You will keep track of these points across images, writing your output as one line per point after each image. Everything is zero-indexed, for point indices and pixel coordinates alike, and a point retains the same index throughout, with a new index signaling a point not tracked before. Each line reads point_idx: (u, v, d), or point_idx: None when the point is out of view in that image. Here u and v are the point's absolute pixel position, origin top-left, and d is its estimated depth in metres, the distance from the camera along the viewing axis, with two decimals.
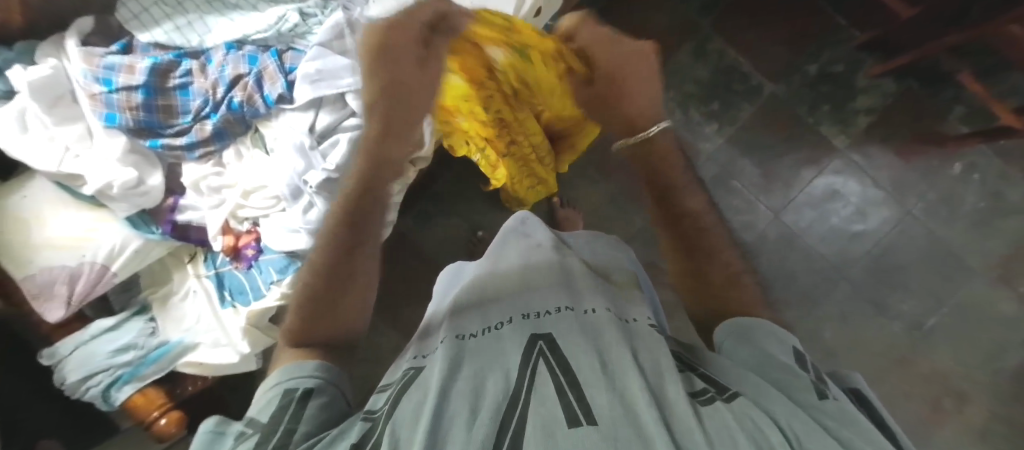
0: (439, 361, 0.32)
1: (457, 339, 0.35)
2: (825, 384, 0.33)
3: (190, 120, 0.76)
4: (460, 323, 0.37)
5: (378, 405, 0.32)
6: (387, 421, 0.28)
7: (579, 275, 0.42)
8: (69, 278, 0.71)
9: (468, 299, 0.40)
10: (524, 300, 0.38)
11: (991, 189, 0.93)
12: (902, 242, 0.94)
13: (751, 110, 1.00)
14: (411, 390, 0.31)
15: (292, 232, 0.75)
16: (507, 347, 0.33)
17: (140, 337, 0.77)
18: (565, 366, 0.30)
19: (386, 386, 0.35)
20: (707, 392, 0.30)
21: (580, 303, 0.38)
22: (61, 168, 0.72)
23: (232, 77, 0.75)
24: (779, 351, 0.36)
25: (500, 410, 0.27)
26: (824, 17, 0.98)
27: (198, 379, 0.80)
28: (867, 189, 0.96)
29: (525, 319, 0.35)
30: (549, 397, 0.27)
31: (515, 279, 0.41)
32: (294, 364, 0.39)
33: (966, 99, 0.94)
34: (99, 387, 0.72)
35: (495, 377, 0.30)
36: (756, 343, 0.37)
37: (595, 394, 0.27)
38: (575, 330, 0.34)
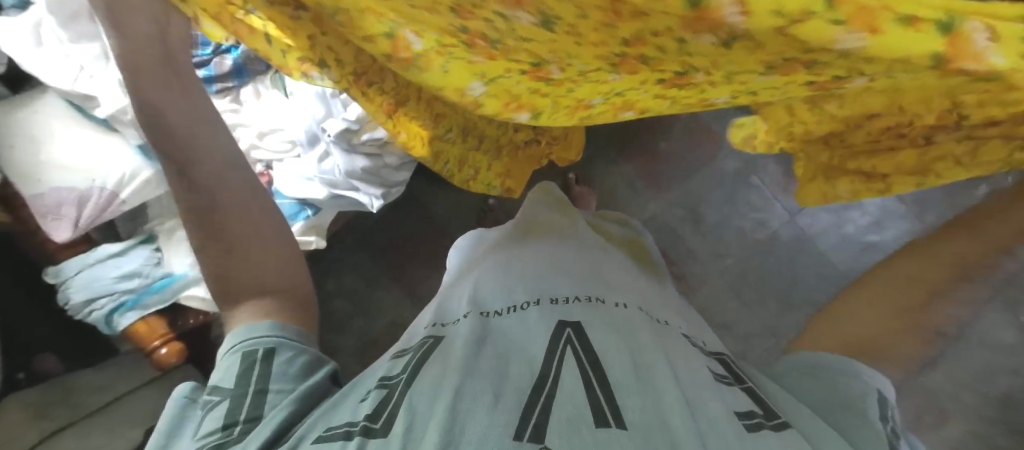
0: (462, 337, 0.31)
1: (481, 316, 0.34)
2: (897, 441, 0.33)
3: (210, 53, 0.73)
4: (486, 298, 0.36)
5: (395, 372, 0.31)
6: (408, 389, 0.28)
7: (610, 269, 0.41)
8: (78, 200, 0.71)
9: (501, 272, 0.39)
10: (553, 281, 0.37)
11: None
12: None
13: None
14: (431, 362, 0.30)
15: (307, 180, 0.75)
16: (533, 330, 0.32)
17: (146, 266, 0.78)
18: (593, 359, 0.28)
19: (403, 352, 0.34)
20: (754, 415, 0.28)
21: (610, 296, 0.36)
22: (74, 87, 0.70)
23: None
24: (850, 387, 0.36)
25: (522, 400, 0.25)
26: None
27: (199, 314, 0.80)
28: (888, 200, 0.95)
29: (552, 303, 0.34)
30: (575, 391, 0.26)
31: (543, 260, 0.40)
32: (250, 322, 0.38)
33: None
34: (102, 312, 0.74)
35: (519, 364, 0.29)
36: (832, 382, 0.37)
37: (625, 397, 0.26)
38: (606, 323, 0.32)
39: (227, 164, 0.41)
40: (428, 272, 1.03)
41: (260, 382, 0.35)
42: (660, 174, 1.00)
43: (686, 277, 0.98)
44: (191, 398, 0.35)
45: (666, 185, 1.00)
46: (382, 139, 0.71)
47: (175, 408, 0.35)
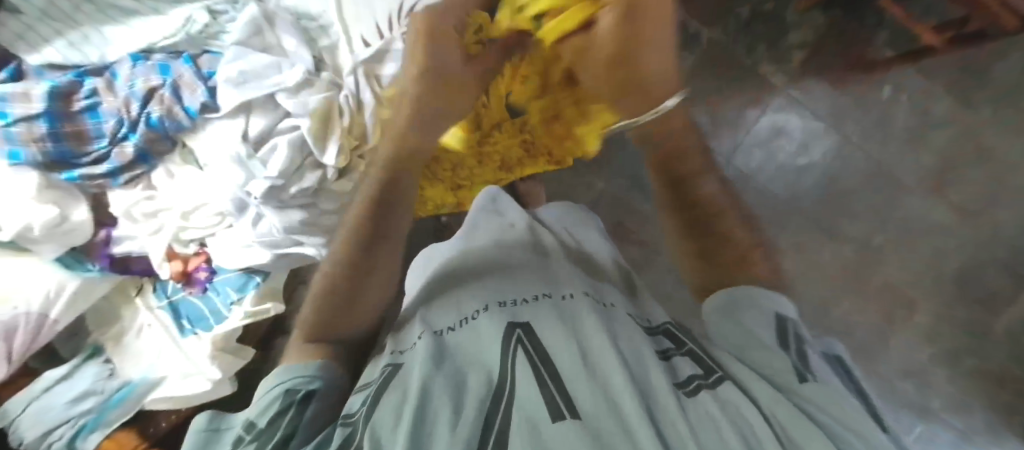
0: (418, 358, 0.31)
1: (435, 334, 0.33)
2: (808, 365, 0.33)
3: (106, 145, 0.69)
4: (437, 317, 0.36)
5: (356, 409, 0.31)
6: (366, 423, 0.27)
7: (556, 263, 0.42)
8: (5, 333, 0.68)
9: (447, 290, 0.39)
10: (500, 287, 0.38)
11: (917, 106, 0.96)
12: (898, 174, 0.97)
13: (690, 61, 1.01)
14: (389, 390, 0.29)
15: (245, 247, 0.73)
16: (485, 339, 0.32)
17: (98, 382, 0.76)
18: (543, 357, 0.29)
19: (365, 386, 0.34)
20: (693, 380, 0.30)
21: (557, 289, 0.37)
22: None
23: (145, 91, 0.68)
24: (750, 319, 0.38)
25: (480, 411, 0.26)
26: None
27: (172, 414, 0.79)
28: (808, 121, 0.99)
29: (501, 307, 0.34)
30: (531, 391, 0.26)
31: (488, 270, 0.40)
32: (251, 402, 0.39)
33: (888, 24, 0.95)
34: (62, 441, 0.70)
35: (477, 375, 0.29)
36: (738, 316, 0.38)
37: (578, 385, 0.26)
38: (553, 316, 0.33)
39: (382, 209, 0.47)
40: None
41: None
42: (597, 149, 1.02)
43: (647, 242, 1.00)
44: None
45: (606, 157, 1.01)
46: (313, 187, 0.70)
47: None
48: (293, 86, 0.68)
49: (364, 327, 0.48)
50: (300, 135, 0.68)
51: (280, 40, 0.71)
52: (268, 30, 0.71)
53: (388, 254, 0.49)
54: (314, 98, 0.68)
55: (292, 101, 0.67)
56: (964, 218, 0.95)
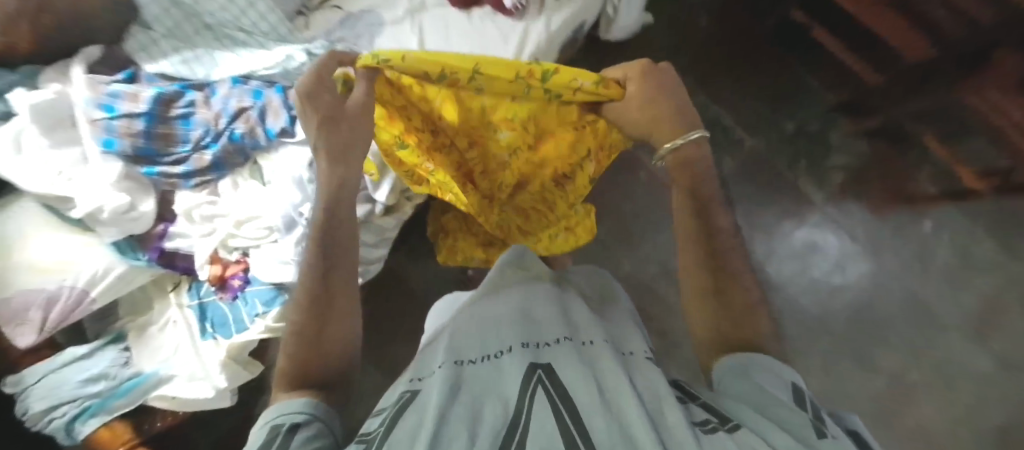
0: (438, 384, 0.31)
1: (456, 364, 0.34)
2: (825, 423, 0.30)
3: (188, 150, 0.77)
4: (460, 350, 0.37)
5: (372, 428, 0.31)
6: (382, 440, 0.27)
7: (578, 311, 0.43)
8: (46, 302, 0.71)
9: (473, 325, 0.41)
10: (524, 330, 0.39)
11: (961, 247, 0.97)
12: (936, 312, 0.95)
13: (732, 161, 1.02)
14: (406, 413, 0.30)
15: (283, 263, 0.76)
16: (507, 374, 0.33)
17: (113, 367, 0.76)
18: (562, 392, 0.29)
19: (381, 410, 0.34)
20: (709, 424, 0.29)
21: (579, 336, 0.38)
22: (51, 189, 0.71)
23: (236, 109, 0.77)
24: (767, 382, 0.34)
25: (495, 439, 0.26)
26: (798, 80, 1.05)
27: (168, 414, 0.81)
28: (845, 242, 1.00)
29: (524, 348, 0.35)
30: (547, 423, 0.27)
31: (515, 311, 0.42)
32: (285, 401, 0.38)
33: (933, 160, 0.99)
34: (64, 419, 0.71)
35: (492, 404, 0.29)
36: (751, 376, 0.36)
37: (593, 420, 0.27)
38: (572, 357, 0.33)
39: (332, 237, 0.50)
40: (410, 350, 1.01)
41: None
42: (630, 231, 1.04)
43: (668, 333, 0.99)
44: None
45: (637, 241, 1.03)
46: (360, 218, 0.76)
47: None
48: None
49: (341, 360, 0.45)
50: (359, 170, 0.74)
51: None
52: None
53: (342, 283, 0.49)
54: None
55: None
56: (1002, 369, 0.92)
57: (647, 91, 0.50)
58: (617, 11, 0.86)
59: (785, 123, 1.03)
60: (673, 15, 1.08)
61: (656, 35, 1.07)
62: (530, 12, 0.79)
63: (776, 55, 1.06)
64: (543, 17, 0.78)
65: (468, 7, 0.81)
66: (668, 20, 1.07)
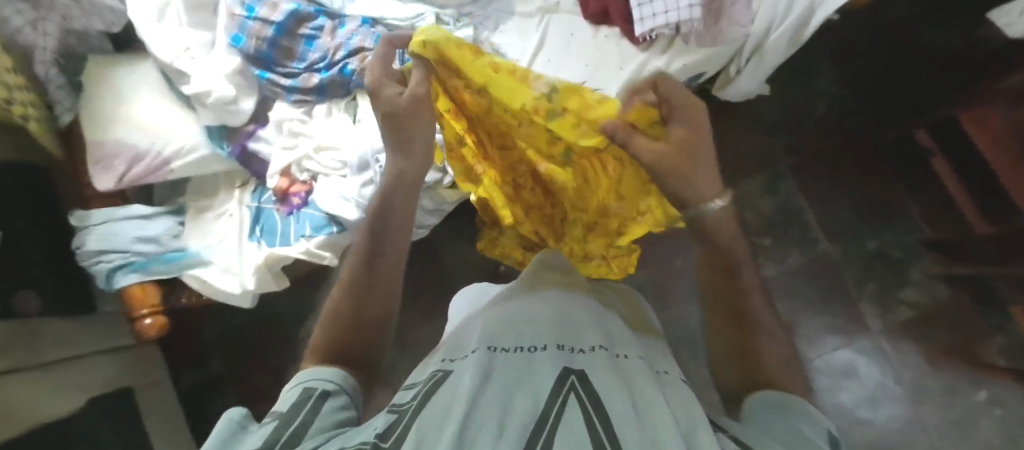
0: (472, 370, 0.35)
1: (490, 352, 0.38)
2: None
3: (302, 68, 0.82)
4: (495, 338, 0.40)
5: (405, 400, 0.35)
6: (414, 416, 0.31)
7: (613, 324, 0.46)
8: (133, 157, 0.77)
9: (510, 318, 0.44)
10: (560, 332, 0.41)
11: (1009, 431, 0.88)
12: None
13: (798, 259, 1.01)
14: (439, 393, 0.34)
15: (343, 199, 0.79)
16: (541, 369, 0.35)
17: (164, 236, 0.82)
18: (595, 398, 0.32)
19: (413, 384, 0.38)
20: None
21: (613, 347, 0.41)
22: (173, 62, 0.77)
23: (356, 47, 0.80)
24: (807, 427, 0.33)
25: (524, 431, 0.29)
26: (897, 202, 1.00)
27: (194, 295, 0.84)
28: (886, 380, 0.94)
29: (559, 349, 0.38)
30: (577, 426, 0.29)
31: (551, 311, 0.45)
32: (316, 368, 0.41)
33: (1012, 332, 0.91)
34: (108, 266, 0.77)
35: (524, 397, 0.32)
36: (788, 418, 0.35)
37: (627, 433, 0.29)
38: (607, 366, 0.36)
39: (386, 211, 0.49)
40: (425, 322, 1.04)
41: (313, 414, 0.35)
42: (671, 287, 1.03)
43: None
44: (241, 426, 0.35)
45: (674, 299, 1.03)
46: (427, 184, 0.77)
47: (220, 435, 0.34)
48: None
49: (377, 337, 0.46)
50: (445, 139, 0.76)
51: None
52: None
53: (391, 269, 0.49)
54: None
55: None
56: None
57: (682, 154, 0.44)
58: (740, 75, 0.85)
59: (867, 241, 0.99)
60: (792, 96, 1.05)
61: (766, 111, 1.06)
62: (655, 47, 0.80)
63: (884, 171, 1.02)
64: (665, 56, 0.79)
65: (598, 24, 0.82)
66: (785, 99, 1.05)
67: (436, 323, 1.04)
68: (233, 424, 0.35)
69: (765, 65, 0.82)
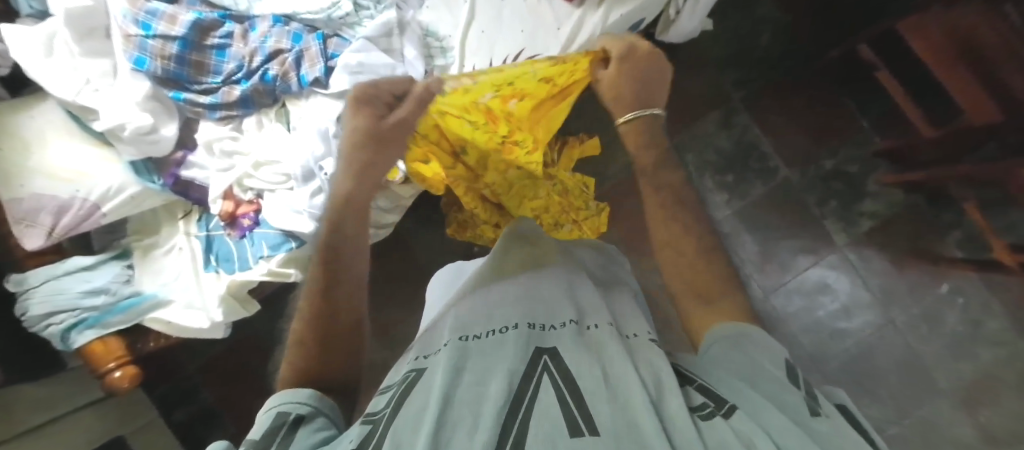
0: (443, 364, 0.35)
1: (461, 341, 0.38)
2: (817, 402, 0.31)
3: (219, 82, 0.76)
4: (465, 327, 0.40)
5: (380, 407, 0.34)
6: (390, 424, 0.30)
7: (583, 289, 0.47)
8: (57, 209, 0.71)
9: (479, 302, 0.44)
10: (531, 309, 0.42)
11: (971, 316, 0.94)
12: (931, 375, 0.94)
13: (761, 189, 1.02)
14: (413, 393, 0.33)
15: (296, 213, 0.75)
16: (513, 350, 0.36)
17: (114, 283, 0.77)
18: (567, 376, 0.33)
19: (387, 388, 0.37)
20: (706, 407, 0.30)
21: (583, 318, 0.41)
22: (77, 98, 0.71)
23: (272, 50, 0.75)
24: (758, 349, 0.35)
25: (500, 416, 0.29)
26: (847, 118, 1.01)
27: (161, 336, 0.81)
28: (856, 289, 0.98)
29: (530, 328, 0.39)
30: (549, 404, 0.30)
31: (521, 288, 0.46)
32: (290, 389, 0.39)
33: (965, 225, 0.95)
34: (60, 327, 0.72)
35: (498, 379, 0.32)
36: (745, 351, 0.35)
37: (600, 404, 0.30)
38: (575, 341, 0.37)
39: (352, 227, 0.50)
40: (408, 316, 1.03)
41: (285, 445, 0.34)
42: (644, 239, 1.04)
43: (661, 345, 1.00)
44: None
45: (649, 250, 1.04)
46: (380, 182, 0.74)
47: None
48: None
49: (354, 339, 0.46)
50: None
51: (402, 48, 0.76)
52: (396, 36, 0.76)
53: (355, 278, 0.48)
54: None
55: None
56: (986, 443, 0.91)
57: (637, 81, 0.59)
58: (680, 15, 0.83)
59: (824, 160, 1.01)
60: (735, 25, 1.03)
61: (711, 47, 1.04)
62: (590, 2, 0.76)
63: (830, 91, 1.02)
64: (601, 10, 0.75)
65: None
66: (728, 32, 1.03)
67: (419, 317, 1.04)
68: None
69: (703, 3, 0.81)
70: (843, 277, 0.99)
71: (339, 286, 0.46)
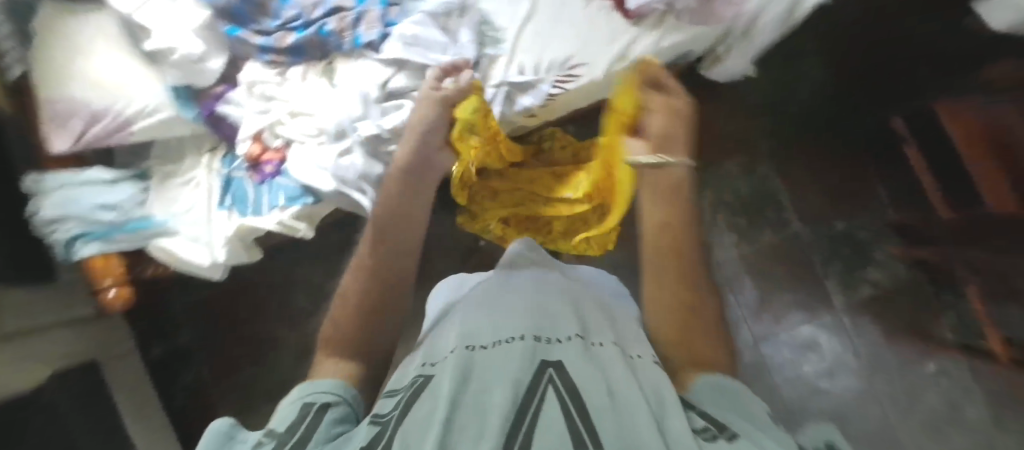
0: (451, 371, 0.35)
1: (467, 350, 0.38)
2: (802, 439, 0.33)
3: (276, 26, 0.78)
4: (471, 335, 0.41)
5: (387, 410, 0.35)
6: (399, 426, 0.31)
7: (585, 307, 0.48)
8: (89, 117, 0.71)
9: (489, 308, 0.45)
10: (535, 321, 0.42)
11: (952, 400, 0.95)
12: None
13: (771, 238, 1.04)
14: (422, 397, 0.34)
15: (320, 169, 0.75)
16: (517, 359, 0.36)
17: (127, 203, 0.77)
18: (572, 390, 0.34)
19: (395, 391, 0.37)
20: (710, 431, 0.33)
21: (588, 335, 0.42)
22: (135, 13, 0.72)
23: (335, 6, 0.77)
24: (748, 401, 0.37)
25: (507, 426, 0.30)
26: (868, 187, 1.03)
27: (161, 267, 0.81)
28: (845, 353, 0.99)
29: (534, 340, 0.39)
30: (556, 417, 0.31)
31: (526, 299, 0.46)
32: (315, 381, 0.39)
33: (961, 311, 0.97)
34: (65, 234, 0.72)
35: (504, 388, 0.33)
36: (736, 399, 0.37)
37: (603, 423, 0.31)
38: (580, 357, 0.38)
39: (408, 239, 0.51)
40: None
41: (311, 430, 0.33)
42: None
43: None
44: (233, 437, 0.34)
45: None
46: None
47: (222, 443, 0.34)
48: (446, 68, 0.75)
49: (387, 331, 0.46)
50: None
51: (458, 29, 0.78)
52: (454, 16, 0.78)
53: (399, 273, 0.48)
54: (456, 87, 0.74)
55: (437, 80, 0.74)
56: None
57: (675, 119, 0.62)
58: (727, 54, 0.85)
59: (837, 222, 1.03)
60: (774, 77, 1.06)
61: (747, 92, 1.06)
62: (647, 23, 0.78)
63: (857, 156, 1.04)
64: (656, 33, 0.77)
65: None
66: (766, 81, 1.06)
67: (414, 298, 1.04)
68: (221, 435, 0.34)
69: (754, 44, 0.83)
70: (834, 340, 1.00)
71: (382, 285, 0.47)
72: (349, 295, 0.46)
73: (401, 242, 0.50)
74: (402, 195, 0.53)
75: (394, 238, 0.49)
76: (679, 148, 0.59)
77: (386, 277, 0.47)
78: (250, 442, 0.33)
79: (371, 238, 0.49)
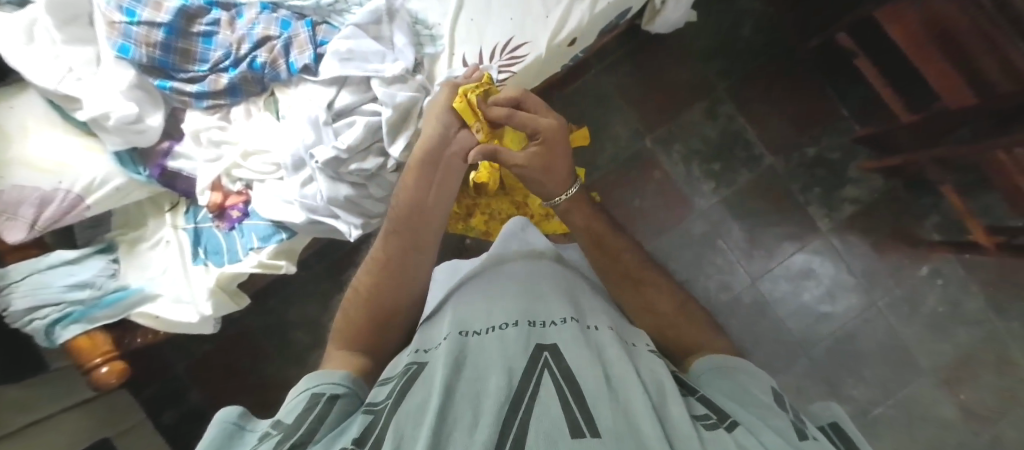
0: (444, 358, 0.35)
1: (461, 336, 0.38)
2: (803, 423, 0.34)
3: (206, 70, 0.75)
4: (465, 322, 0.41)
5: (381, 398, 0.35)
6: (393, 413, 0.32)
7: (580, 288, 0.47)
8: (40, 201, 0.69)
9: (485, 293, 0.45)
10: (532, 306, 0.42)
11: (951, 297, 0.97)
12: (912, 355, 0.97)
13: (748, 177, 1.04)
14: (416, 385, 0.34)
15: (286, 202, 0.74)
16: (513, 348, 0.36)
17: (100, 277, 0.76)
18: (568, 376, 0.33)
19: (389, 379, 0.38)
20: (710, 418, 0.33)
21: (584, 317, 0.42)
22: (59, 87, 0.70)
23: (261, 37, 0.74)
24: (745, 380, 0.38)
25: (500, 415, 0.30)
26: (831, 107, 1.03)
27: (148, 333, 0.79)
28: (840, 273, 1.01)
29: (529, 325, 0.39)
30: (551, 403, 0.31)
31: (523, 284, 0.45)
32: (322, 370, 0.41)
33: (943, 209, 0.98)
34: (44, 322, 0.70)
35: (498, 378, 0.33)
36: (735, 378, 0.38)
37: (601, 410, 0.31)
38: (577, 339, 0.37)
39: (426, 224, 0.52)
40: None
41: (319, 422, 0.35)
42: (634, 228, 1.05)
43: None
44: (239, 425, 0.36)
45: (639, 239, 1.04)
46: (371, 170, 0.74)
47: (226, 429, 0.35)
48: (389, 77, 0.73)
49: (396, 336, 0.47)
50: (379, 121, 0.73)
51: (392, 35, 0.76)
52: (385, 22, 0.75)
53: (416, 272, 0.50)
54: (403, 93, 0.72)
55: (382, 89, 0.71)
56: (966, 419, 0.94)
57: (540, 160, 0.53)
58: (666, 5, 0.85)
59: (807, 148, 1.03)
60: (719, 18, 1.05)
61: (696, 38, 1.06)
62: None
63: (812, 78, 1.04)
64: None
65: None
66: (712, 23, 1.05)
67: None
68: (228, 427, 0.35)
69: None
70: (828, 262, 1.01)
71: (396, 279, 0.48)
72: (365, 284, 0.49)
73: (420, 233, 0.51)
74: (420, 186, 0.53)
75: (413, 232, 0.51)
76: (556, 182, 0.54)
77: (399, 268, 0.49)
78: (257, 434, 0.36)
79: (389, 223, 0.52)
